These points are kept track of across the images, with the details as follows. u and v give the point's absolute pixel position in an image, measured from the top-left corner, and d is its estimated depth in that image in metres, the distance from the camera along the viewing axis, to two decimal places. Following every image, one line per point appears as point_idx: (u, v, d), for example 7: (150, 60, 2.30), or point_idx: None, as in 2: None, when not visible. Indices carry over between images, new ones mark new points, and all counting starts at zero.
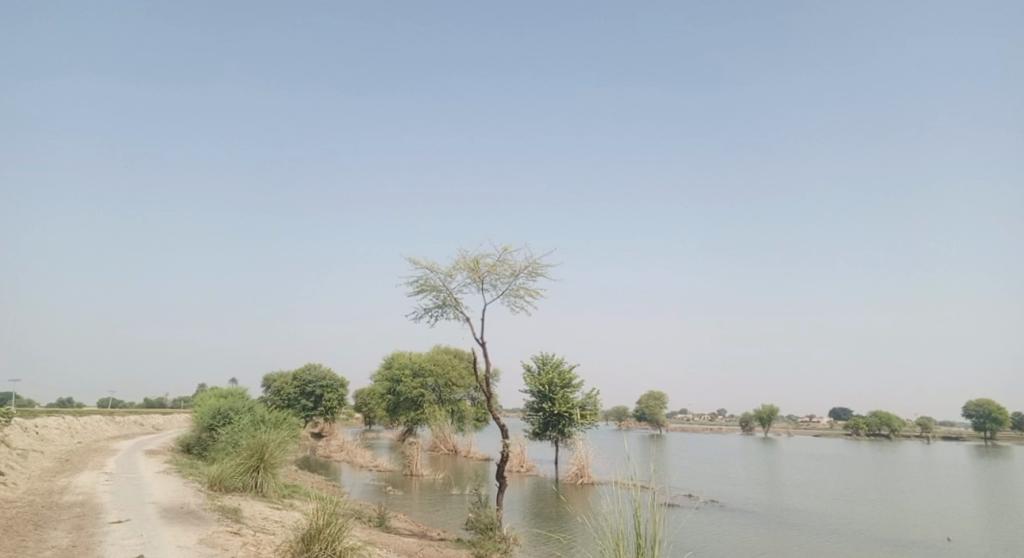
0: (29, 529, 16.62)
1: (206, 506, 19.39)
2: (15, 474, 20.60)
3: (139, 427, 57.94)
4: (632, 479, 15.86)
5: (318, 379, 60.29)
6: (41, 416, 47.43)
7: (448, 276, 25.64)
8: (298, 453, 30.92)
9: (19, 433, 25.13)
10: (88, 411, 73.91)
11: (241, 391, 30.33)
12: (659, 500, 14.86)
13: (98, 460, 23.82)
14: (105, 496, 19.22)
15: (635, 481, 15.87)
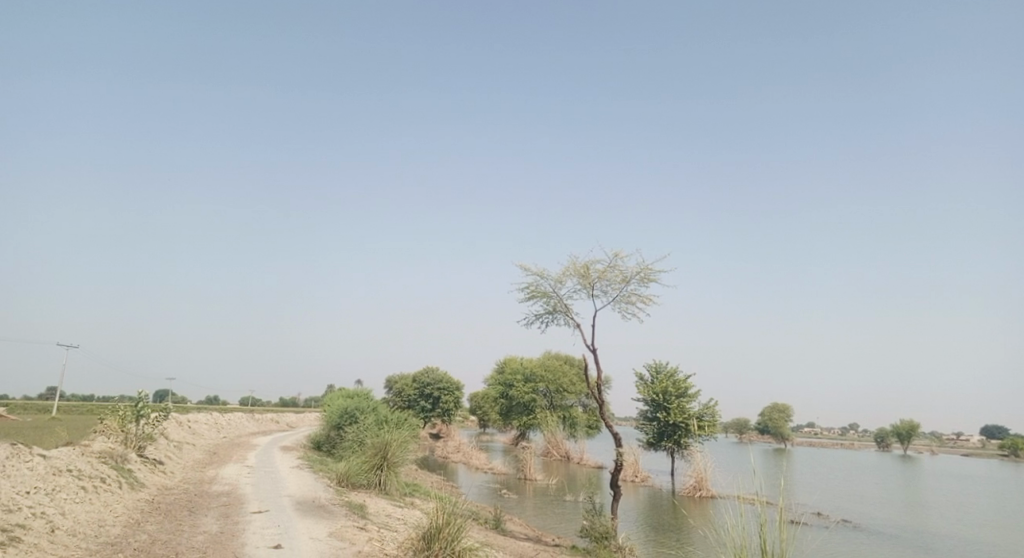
0: (184, 514, 18.24)
1: (335, 501, 20.37)
2: (173, 464, 22.84)
3: (277, 424, 62.83)
4: (758, 493, 14.47)
5: (436, 381, 62.34)
6: (197, 411, 52.81)
7: (558, 283, 25.27)
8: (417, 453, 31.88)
9: (175, 427, 27.91)
10: (234, 408, 81.73)
11: (365, 391, 31.78)
12: (789, 517, 13.45)
13: (241, 453, 25.89)
14: (247, 487, 20.73)
15: (760, 495, 14.47)
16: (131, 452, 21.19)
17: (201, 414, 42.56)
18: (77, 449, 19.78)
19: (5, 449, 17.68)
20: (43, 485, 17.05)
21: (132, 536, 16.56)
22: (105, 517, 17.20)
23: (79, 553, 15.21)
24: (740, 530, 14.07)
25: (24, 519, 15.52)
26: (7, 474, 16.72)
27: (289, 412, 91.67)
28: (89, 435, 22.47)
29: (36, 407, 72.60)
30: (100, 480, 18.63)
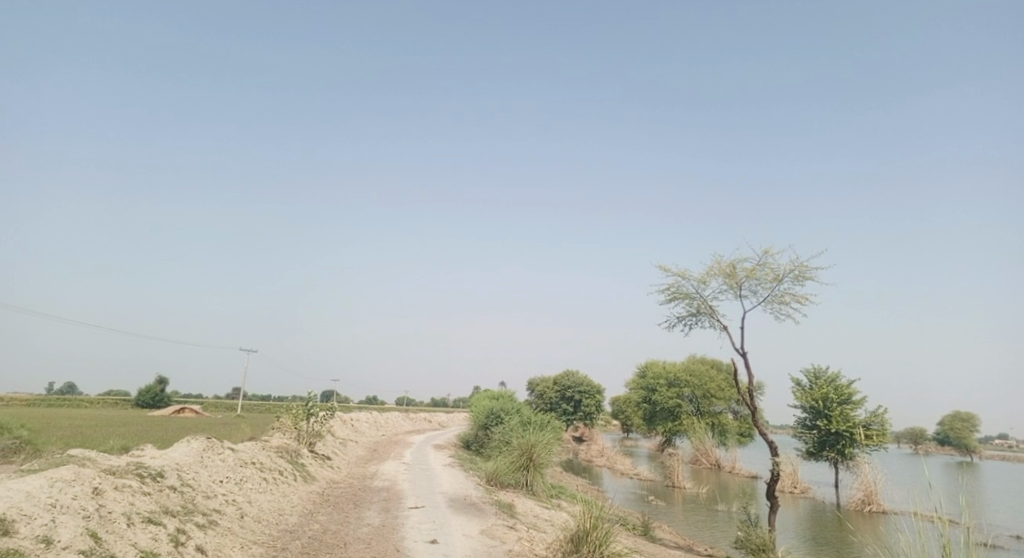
0: (350, 507, 19.48)
1: (486, 500, 20.74)
2: (339, 459, 24.66)
3: (428, 423, 66.30)
4: (936, 511, 12.65)
5: (577, 384, 62.16)
6: (359, 410, 57.17)
7: (702, 283, 23.87)
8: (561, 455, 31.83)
9: (340, 425, 30.21)
10: (389, 408, 87.84)
11: (509, 393, 32.28)
12: (981, 539, 11.52)
13: (398, 451, 27.36)
14: (405, 483, 21.73)
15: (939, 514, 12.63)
16: (303, 447, 23.13)
17: (362, 414, 45.90)
18: (260, 444, 21.99)
19: (202, 442, 20.11)
20: (233, 475, 19.11)
21: (307, 524, 18.00)
22: (283, 506, 18.88)
23: (263, 539, 16.83)
24: (915, 550, 12.34)
25: (219, 505, 17.50)
26: (204, 465, 18.95)
27: (436, 412, 96.27)
28: (269, 432, 24.90)
29: (225, 405, 82.82)
30: (279, 472, 20.52)
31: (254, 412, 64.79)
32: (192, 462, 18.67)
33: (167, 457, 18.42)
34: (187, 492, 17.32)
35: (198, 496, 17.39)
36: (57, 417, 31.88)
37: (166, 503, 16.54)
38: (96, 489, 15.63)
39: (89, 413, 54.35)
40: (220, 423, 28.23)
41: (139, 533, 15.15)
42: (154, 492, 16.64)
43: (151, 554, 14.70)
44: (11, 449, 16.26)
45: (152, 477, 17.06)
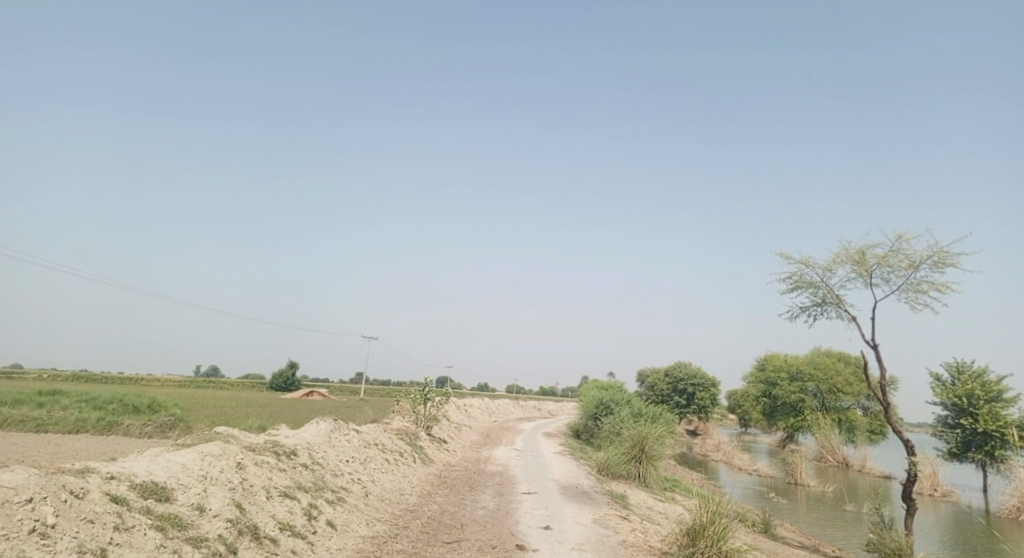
0: (466, 489, 19.96)
1: (598, 489, 20.54)
2: (454, 443, 25.41)
3: (537, 411, 67.24)
4: None
5: (690, 377, 60.15)
6: (472, 398, 58.99)
7: (827, 271, 22.18)
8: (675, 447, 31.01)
9: (455, 411, 31.16)
10: (500, 397, 90.03)
11: (619, 383, 31.85)
12: None
13: (510, 437, 27.76)
14: (517, 469, 21.97)
15: None
16: (421, 430, 24.00)
17: (475, 401, 47.26)
18: (382, 426, 23.08)
19: (330, 423, 21.41)
20: (358, 455, 20.17)
21: (427, 505, 18.66)
22: (404, 487, 19.70)
23: (386, 517, 17.65)
24: None
25: (346, 483, 18.55)
26: (332, 445, 20.15)
27: (542, 401, 97.08)
28: (390, 415, 26.10)
29: (350, 389, 89.04)
30: (399, 454, 21.45)
31: (373, 397, 68.62)
32: (321, 442, 19.92)
33: (299, 436, 19.76)
34: (317, 470, 18.50)
35: (328, 474, 18.53)
36: (209, 398, 35.30)
37: (300, 479, 17.76)
38: (240, 463, 17.11)
39: (233, 394, 60.02)
40: (345, 406, 30.02)
41: (278, 505, 16.43)
42: (289, 468, 17.91)
43: (289, 525, 15.92)
44: (167, 425, 18.01)
45: (287, 454, 18.37)
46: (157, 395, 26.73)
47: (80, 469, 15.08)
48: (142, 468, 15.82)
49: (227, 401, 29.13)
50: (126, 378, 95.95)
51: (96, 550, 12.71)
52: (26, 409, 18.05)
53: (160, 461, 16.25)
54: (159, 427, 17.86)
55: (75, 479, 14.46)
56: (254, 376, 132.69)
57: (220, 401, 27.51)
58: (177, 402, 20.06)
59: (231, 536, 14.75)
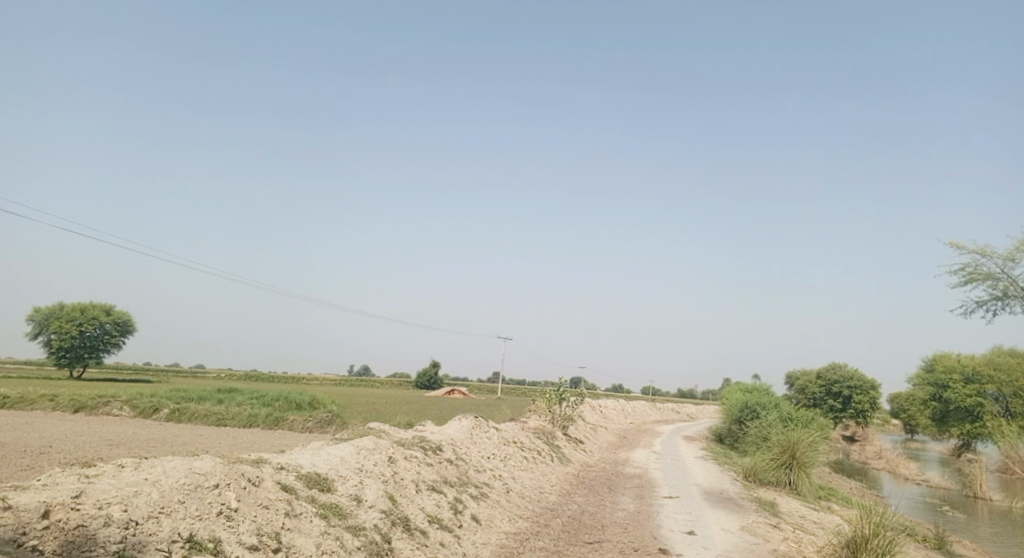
0: (605, 490, 19.74)
1: (745, 496, 19.48)
2: (591, 443, 25.28)
3: (674, 413, 65.77)
4: None
5: (845, 379, 56.08)
6: (607, 398, 58.99)
7: (1009, 261, 19.58)
8: (831, 454, 28.79)
9: (592, 412, 31.08)
10: (637, 398, 88.90)
11: (763, 387, 30.07)
12: None
13: (648, 440, 27.16)
14: (657, 472, 21.40)
15: None
16: (558, 429, 24.16)
17: (611, 402, 47.11)
18: (520, 424, 23.51)
19: (471, 421, 22.13)
20: (499, 452, 20.65)
21: (567, 504, 18.67)
22: (543, 485, 19.88)
23: (527, 514, 17.90)
24: None
25: (489, 479, 19.06)
26: (474, 441, 20.80)
27: (678, 403, 93.93)
28: (527, 415, 26.53)
29: (489, 389, 92.37)
30: (537, 452, 21.69)
31: (509, 396, 70.30)
32: (464, 439, 20.62)
33: (443, 432, 20.60)
34: (461, 465, 19.17)
35: (471, 470, 19.14)
36: (361, 396, 37.89)
37: (445, 474, 18.49)
38: (391, 457, 18.12)
39: (382, 393, 64.01)
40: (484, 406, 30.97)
41: (426, 498, 17.19)
42: (435, 463, 18.71)
43: (436, 518, 16.57)
44: (325, 420, 19.45)
45: (433, 450, 19.21)
46: (315, 393, 29.15)
47: (256, 459, 16.69)
48: (307, 459, 17.22)
49: (376, 399, 31.10)
50: (290, 376, 106.34)
51: (271, 533, 13.94)
52: (209, 405, 20.29)
53: (322, 453, 17.61)
54: (318, 422, 19.33)
55: (252, 468, 16.04)
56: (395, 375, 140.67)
57: (370, 399, 29.44)
58: (333, 399, 21.64)
59: (385, 526, 15.60)
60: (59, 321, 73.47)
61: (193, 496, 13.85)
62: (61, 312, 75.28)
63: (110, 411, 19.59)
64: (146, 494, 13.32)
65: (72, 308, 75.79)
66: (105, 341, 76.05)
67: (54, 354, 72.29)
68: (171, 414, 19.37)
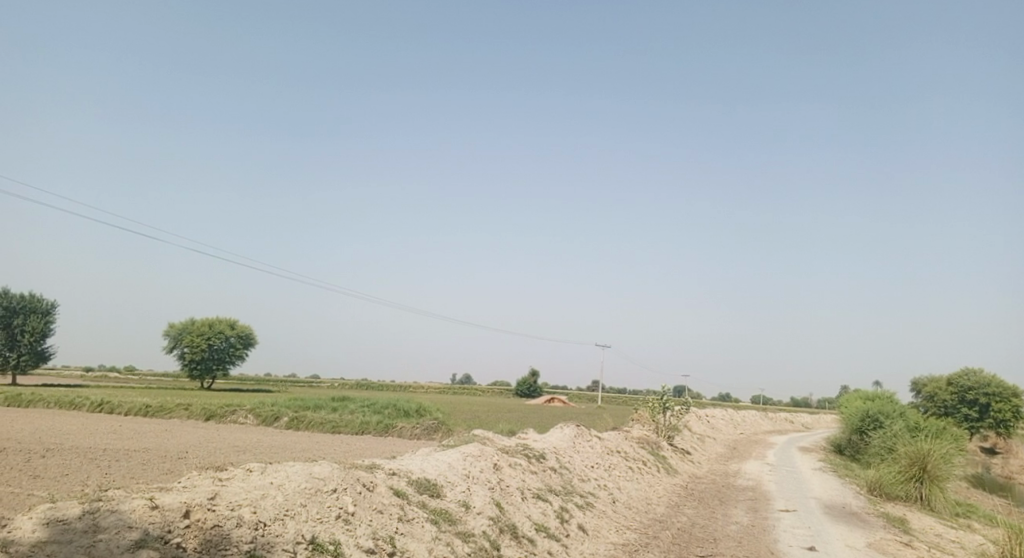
0: (716, 503, 19.04)
1: (871, 511, 18.16)
2: (699, 454, 24.49)
3: (787, 423, 62.73)
4: None
5: (982, 385, 51.38)
6: (713, 408, 57.15)
7: None
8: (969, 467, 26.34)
9: (697, 422, 30.18)
10: (746, 407, 85.19)
11: (886, 394, 28.04)
12: None
13: (760, 451, 25.96)
14: (771, 484, 20.41)
15: None
16: (663, 439, 23.63)
17: (717, 411, 45.59)
18: (623, 434, 23.21)
19: (573, 429, 22.08)
20: (602, 461, 20.46)
21: (675, 516, 18.16)
22: (650, 496, 19.47)
23: (635, 525, 17.57)
24: None
25: (594, 489, 18.91)
26: (577, 450, 20.72)
27: (789, 412, 88.68)
28: (630, 425, 26.17)
29: (589, 397, 91.78)
30: (642, 462, 21.31)
31: (611, 406, 69.47)
32: (567, 447, 20.58)
33: (546, 440, 20.66)
34: (565, 474, 19.15)
35: (575, 479, 19.06)
36: (466, 404, 38.66)
37: (550, 482, 18.51)
38: (497, 464, 18.36)
39: (487, 400, 64.93)
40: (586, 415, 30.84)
41: (532, 506, 17.25)
42: (539, 471, 18.79)
43: (543, 527, 16.58)
44: (432, 427, 19.99)
45: (537, 458, 19.31)
46: (422, 402, 30.08)
47: (369, 464, 17.39)
48: (416, 465, 17.76)
49: (480, 407, 31.69)
50: (395, 384, 110.66)
51: (386, 537, 14.43)
52: (324, 413, 21.38)
53: (431, 459, 18.11)
54: (425, 429, 19.89)
55: (366, 474, 16.74)
56: (495, 384, 142.11)
57: (474, 407, 30.02)
58: (438, 407, 22.21)
59: (493, 533, 15.77)
60: (191, 335, 80.17)
61: (313, 499, 14.60)
62: (193, 327, 81.87)
63: (237, 419, 21.06)
64: (273, 497, 14.19)
65: (202, 323, 82.36)
66: (231, 353, 81.61)
67: (188, 366, 78.89)
68: (289, 422, 20.56)
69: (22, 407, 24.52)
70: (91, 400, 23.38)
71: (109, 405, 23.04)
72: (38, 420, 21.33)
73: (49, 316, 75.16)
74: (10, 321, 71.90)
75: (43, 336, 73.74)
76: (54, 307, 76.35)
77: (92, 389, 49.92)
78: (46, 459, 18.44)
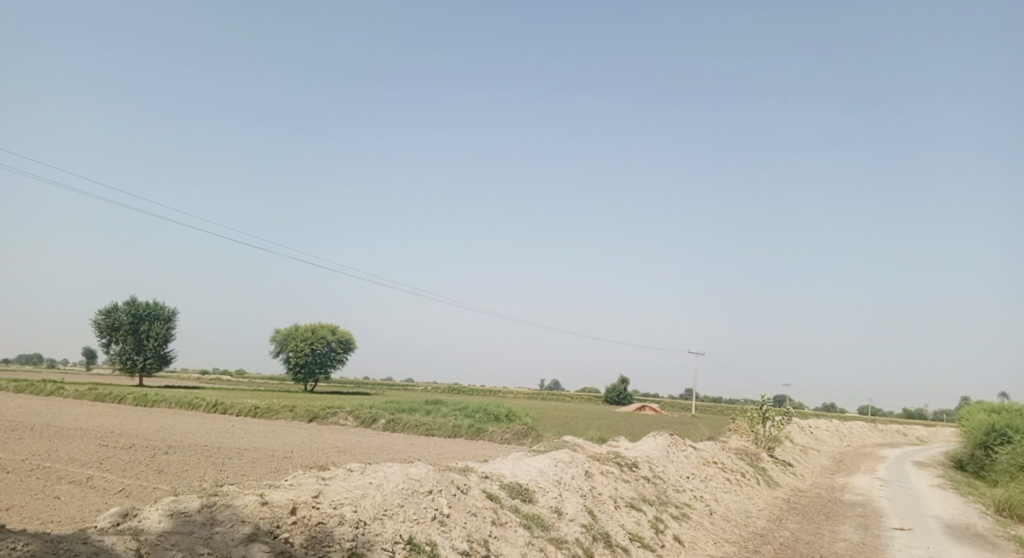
0: (822, 518, 18.05)
1: (999, 534, 16.65)
2: (802, 467, 23.33)
3: (901, 436, 58.34)
4: None
5: None
6: (818, 418, 54.11)
7: None
8: None
9: (799, 432, 28.80)
10: (852, 419, 80.06)
11: (1016, 407, 25.68)
12: None
13: (870, 464, 24.40)
14: (883, 500, 19.13)
15: None
16: (763, 451, 22.71)
17: (821, 421, 43.25)
18: (720, 444, 22.50)
19: (666, 438, 21.63)
20: (698, 472, 19.91)
21: (777, 530, 17.37)
22: (750, 509, 18.73)
23: (734, 538, 16.94)
24: None
25: (690, 500, 18.41)
26: (671, 459, 20.27)
27: (903, 424, 82.46)
28: (727, 435, 25.35)
29: (680, 406, 89.19)
30: (741, 474, 20.56)
31: (707, 414, 67.35)
32: (660, 456, 20.16)
33: (639, 449, 20.34)
34: (659, 483, 18.76)
35: (670, 489, 18.63)
36: (556, 411, 38.58)
37: (643, 491, 18.18)
38: (588, 471, 18.23)
39: (581, 407, 64.54)
40: (682, 424, 30.15)
41: (625, 515, 16.99)
42: (632, 480, 18.51)
43: (638, 537, 16.28)
44: (522, 432, 20.12)
45: (629, 466, 19.05)
46: (513, 407, 30.37)
47: (463, 467, 17.71)
48: (508, 469, 17.91)
49: (570, 413, 31.57)
50: (484, 389, 112.28)
51: (480, 540, 14.61)
52: (419, 416, 22.01)
53: (522, 464, 18.23)
54: (516, 434, 20.05)
55: (460, 476, 17.05)
56: (584, 390, 140.94)
57: (565, 414, 30.04)
58: (527, 412, 22.34)
59: (587, 541, 15.64)
60: (295, 340, 84.60)
61: (411, 500, 15.00)
62: (297, 332, 86.26)
63: (338, 421, 22.03)
64: (373, 497, 14.70)
65: (306, 328, 86.64)
66: (332, 357, 85.45)
67: (293, 370, 83.57)
68: (387, 424, 21.30)
69: (149, 406, 26.78)
70: (207, 401, 25.17)
71: (223, 406, 24.72)
72: (163, 419, 23.20)
73: (171, 323, 81.41)
74: (138, 327, 78.75)
75: (165, 341, 79.83)
76: (174, 313, 82.52)
77: (211, 390, 53.83)
78: (169, 455, 19.98)
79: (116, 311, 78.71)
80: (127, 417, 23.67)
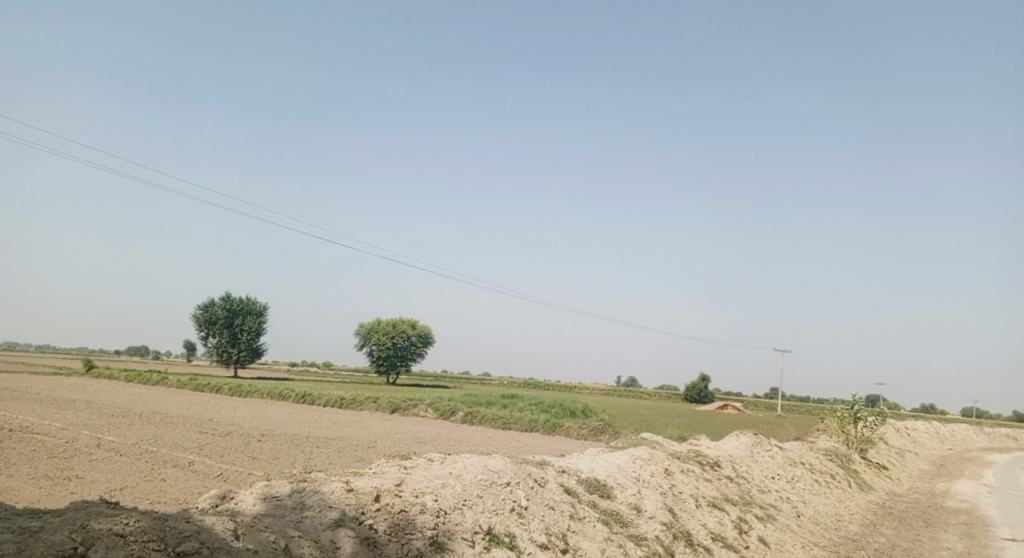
0: (921, 525, 17.03)
1: None
2: (898, 471, 22.07)
3: (1012, 440, 53.92)
4: None
5: None
6: (917, 419, 50.89)
7: None
8: None
9: (894, 434, 27.26)
10: (953, 421, 74.67)
11: None
12: None
13: (976, 470, 22.77)
14: (992, 509, 17.80)
15: None
16: (854, 453, 21.66)
17: (919, 423, 40.70)
18: (808, 445, 21.64)
19: (751, 438, 21.00)
20: (785, 472, 19.22)
21: (871, 536, 16.52)
22: (841, 512, 17.90)
23: (823, 541, 16.25)
24: None
25: (775, 501, 17.80)
26: (755, 459, 19.67)
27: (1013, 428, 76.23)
28: (815, 435, 24.33)
29: (763, 405, 86.00)
30: (831, 476, 19.68)
31: (794, 412, 64.67)
32: (743, 456, 19.59)
33: (721, 448, 19.84)
34: (742, 483, 18.25)
35: (753, 490, 18.08)
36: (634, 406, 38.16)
37: (725, 491, 17.72)
38: (668, 469, 17.94)
39: (659, 403, 63.43)
40: (766, 422, 29.16)
41: (707, 515, 16.60)
42: (714, 479, 18.06)
43: (720, 537, 15.89)
44: (599, 428, 20.02)
45: (711, 465, 18.61)
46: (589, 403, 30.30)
47: (540, 461, 17.82)
48: (586, 465, 17.88)
49: (649, 410, 31.14)
50: (559, 384, 112.30)
51: (558, 534, 14.66)
52: (496, 409, 22.32)
53: (600, 460, 18.16)
54: (593, 430, 19.98)
55: (538, 470, 17.15)
56: (660, 387, 138.60)
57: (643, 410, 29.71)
58: (604, 408, 22.21)
59: (667, 539, 15.40)
60: (378, 333, 87.31)
61: (489, 491, 15.21)
62: (377, 326, 89.14)
63: (418, 413, 22.68)
64: (452, 487, 15.02)
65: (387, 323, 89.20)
66: (411, 351, 87.61)
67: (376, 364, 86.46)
68: (465, 417, 21.72)
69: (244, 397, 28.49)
70: (296, 391, 26.48)
71: (311, 397, 25.96)
72: (256, 408, 24.59)
73: (262, 317, 85.82)
74: (233, 321, 83.53)
75: (258, 334, 84.15)
76: (266, 308, 86.87)
77: (300, 379, 56.68)
78: (261, 443, 21.15)
79: (213, 306, 83.82)
80: (224, 407, 25.24)
